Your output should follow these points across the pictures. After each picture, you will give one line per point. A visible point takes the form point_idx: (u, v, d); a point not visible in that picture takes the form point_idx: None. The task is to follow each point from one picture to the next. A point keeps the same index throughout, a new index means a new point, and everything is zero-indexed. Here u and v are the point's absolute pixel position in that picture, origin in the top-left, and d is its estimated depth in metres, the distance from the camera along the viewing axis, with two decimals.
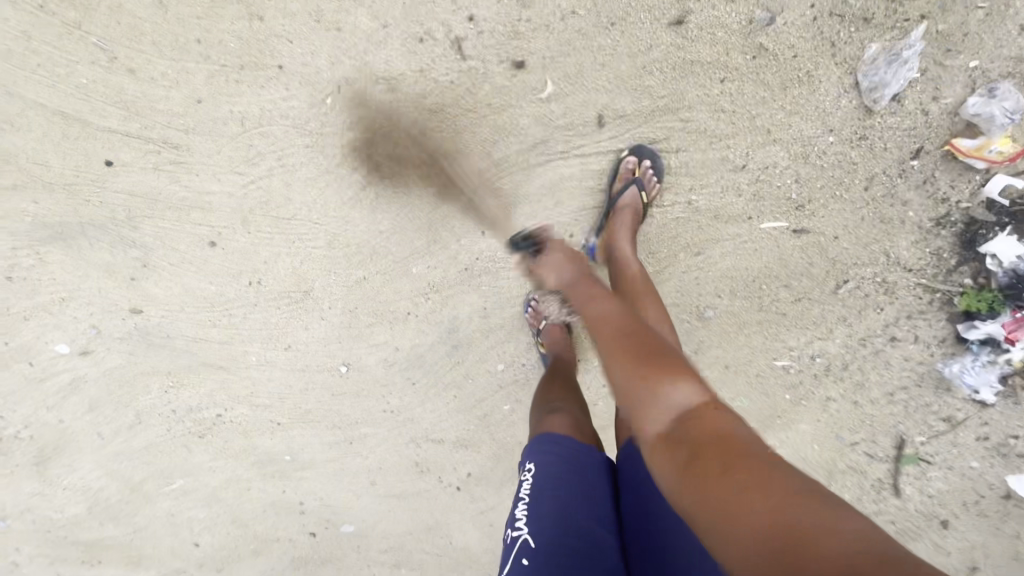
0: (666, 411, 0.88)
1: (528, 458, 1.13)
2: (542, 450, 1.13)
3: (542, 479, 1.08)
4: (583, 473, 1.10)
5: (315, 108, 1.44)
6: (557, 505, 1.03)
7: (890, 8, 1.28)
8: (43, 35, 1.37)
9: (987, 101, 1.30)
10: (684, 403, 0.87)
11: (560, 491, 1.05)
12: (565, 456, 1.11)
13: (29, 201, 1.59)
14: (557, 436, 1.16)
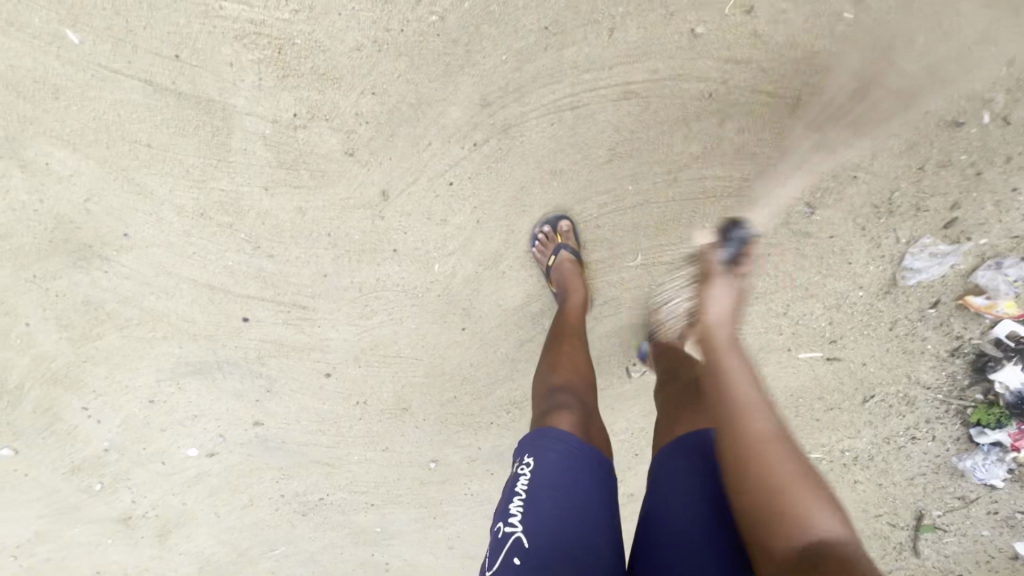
0: (804, 521, 0.80)
1: (528, 451, 1.11)
2: (545, 444, 1.11)
3: (541, 477, 1.06)
4: (577, 478, 1.06)
5: (421, 278, 1.70)
6: (554, 510, 1.02)
7: (916, 200, 1.50)
8: (199, 231, 1.63)
9: (995, 273, 1.56)
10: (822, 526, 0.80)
11: (558, 499, 1.03)
12: (567, 456, 1.08)
13: (176, 346, 1.88)
14: (560, 430, 1.12)
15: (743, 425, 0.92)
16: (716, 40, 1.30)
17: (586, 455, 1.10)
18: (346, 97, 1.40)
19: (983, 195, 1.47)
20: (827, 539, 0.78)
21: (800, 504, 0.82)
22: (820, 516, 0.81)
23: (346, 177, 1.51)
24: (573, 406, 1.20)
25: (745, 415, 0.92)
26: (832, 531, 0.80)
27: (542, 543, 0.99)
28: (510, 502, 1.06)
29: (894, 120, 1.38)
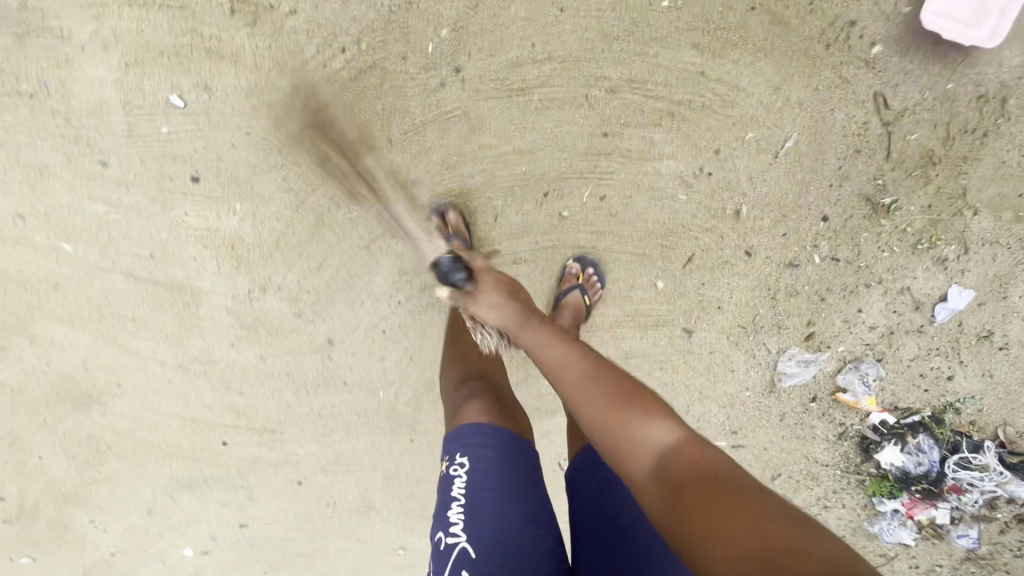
0: (643, 448, 0.91)
1: (461, 453, 1.28)
2: (472, 443, 1.29)
3: (477, 472, 1.24)
4: (505, 463, 1.26)
5: (369, 402, 1.98)
6: (493, 506, 1.18)
7: (776, 319, 1.77)
8: (179, 375, 1.91)
9: (855, 374, 1.83)
10: (655, 438, 0.91)
11: (497, 492, 1.20)
12: (496, 451, 1.28)
13: (167, 466, 2.17)
14: (484, 426, 1.32)
15: (581, 406, 1.03)
16: (583, 220, 1.57)
17: (512, 446, 1.30)
18: (290, 274, 1.70)
19: (831, 313, 1.74)
20: (664, 449, 0.89)
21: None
22: (651, 433, 0.92)
23: (297, 331, 1.81)
24: (485, 399, 1.42)
25: (562, 378, 1.10)
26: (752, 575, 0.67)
27: (491, 534, 1.15)
28: (450, 510, 1.21)
29: (742, 265, 1.66)
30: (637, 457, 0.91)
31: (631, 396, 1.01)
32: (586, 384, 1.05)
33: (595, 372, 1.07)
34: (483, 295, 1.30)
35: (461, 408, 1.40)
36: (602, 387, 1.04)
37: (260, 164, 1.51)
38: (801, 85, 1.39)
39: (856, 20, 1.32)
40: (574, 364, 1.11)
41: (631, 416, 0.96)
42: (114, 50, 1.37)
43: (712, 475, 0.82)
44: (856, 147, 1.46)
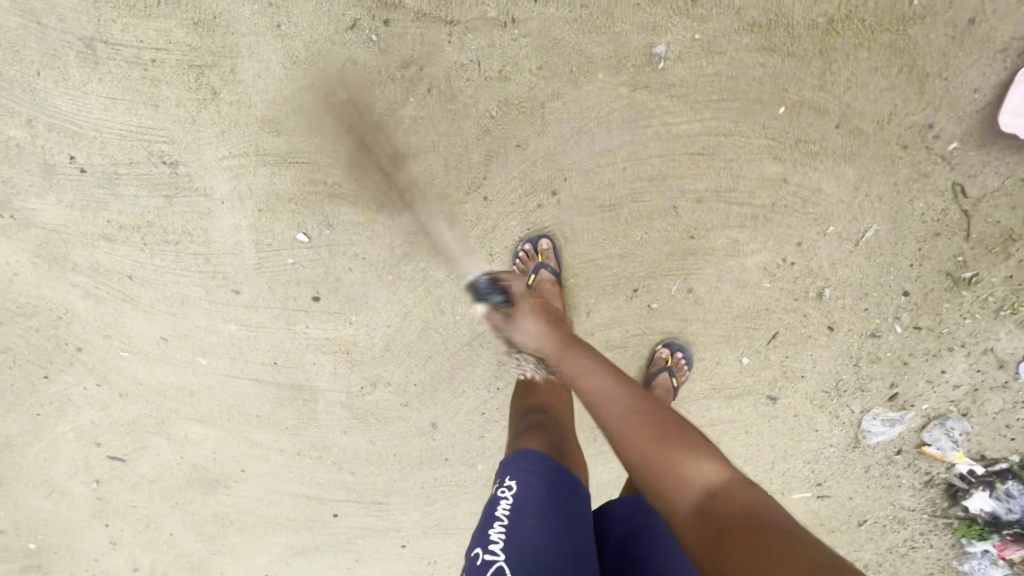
0: (689, 487, 0.85)
1: (508, 475, 1.14)
2: (523, 465, 1.15)
3: (522, 499, 1.08)
4: (557, 494, 1.11)
5: (468, 474, 2.09)
6: (538, 533, 1.03)
7: (858, 382, 1.84)
8: (299, 463, 2.08)
9: (941, 429, 1.89)
10: (700, 476, 0.85)
11: (540, 518, 1.05)
12: (547, 478, 1.13)
13: (282, 535, 2.21)
14: (537, 454, 1.18)
15: (620, 429, 1.00)
16: (670, 310, 1.66)
17: (563, 478, 1.15)
18: (398, 370, 1.85)
19: (914, 374, 1.80)
20: (713, 486, 0.83)
21: (685, 471, 0.87)
22: (693, 468, 0.87)
23: (404, 416, 1.96)
24: (546, 436, 1.27)
25: (598, 409, 1.07)
26: (714, 478, 0.85)
27: (530, 558, 0.99)
28: (490, 528, 1.06)
29: (824, 338, 1.73)
30: (681, 492, 0.85)
31: (679, 431, 0.96)
32: (620, 405, 1.04)
33: (648, 411, 1.02)
34: (582, 360, 1.21)
35: (518, 439, 1.27)
36: (665, 431, 0.96)
37: (374, 281, 1.67)
38: (881, 182, 1.46)
39: (934, 122, 1.37)
40: (619, 390, 1.09)
41: (676, 446, 0.91)
42: (248, 200, 1.52)
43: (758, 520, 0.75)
44: (935, 232, 1.53)
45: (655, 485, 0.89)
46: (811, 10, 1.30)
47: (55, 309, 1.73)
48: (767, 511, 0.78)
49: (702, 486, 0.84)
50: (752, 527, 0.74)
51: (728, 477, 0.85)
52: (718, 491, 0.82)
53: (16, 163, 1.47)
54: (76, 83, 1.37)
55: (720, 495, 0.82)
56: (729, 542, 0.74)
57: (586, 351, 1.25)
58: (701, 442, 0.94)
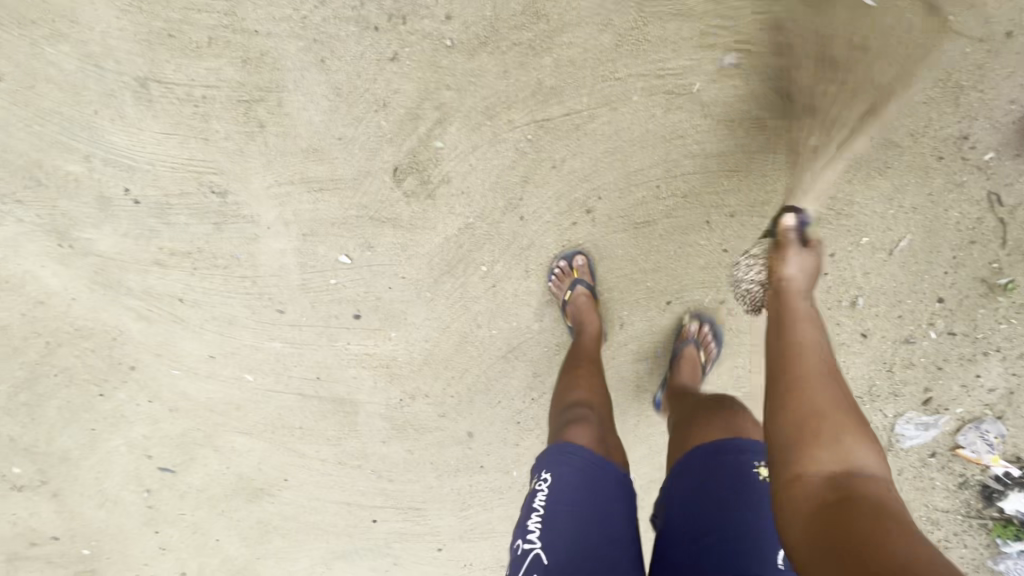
0: (842, 457, 0.86)
1: (545, 468, 1.16)
2: (559, 457, 1.16)
3: (558, 492, 1.11)
4: (592, 481, 1.13)
5: (502, 481, 2.13)
6: (574, 524, 1.07)
7: (892, 387, 1.85)
8: (339, 472, 2.13)
9: (976, 432, 1.88)
10: (866, 462, 0.85)
11: (575, 509, 1.09)
12: (581, 470, 1.14)
13: (324, 540, 2.23)
14: (574, 445, 1.18)
15: (793, 373, 0.98)
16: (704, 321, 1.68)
17: (598, 468, 1.15)
18: (435, 383, 1.90)
19: (949, 378, 1.81)
20: (868, 477, 0.84)
21: (844, 445, 0.87)
22: (863, 452, 0.86)
23: (440, 426, 2.01)
24: (587, 422, 1.26)
25: (799, 338, 1.04)
26: (871, 469, 0.85)
27: (564, 549, 1.04)
28: (527, 519, 1.11)
29: (857, 344, 1.75)
30: (833, 457, 0.86)
31: (854, 413, 0.93)
32: (816, 349, 1.02)
33: (836, 372, 1.00)
34: (796, 255, 1.18)
35: (557, 426, 1.28)
36: (844, 402, 0.93)
37: (412, 299, 1.72)
38: (915, 193, 1.47)
39: (969, 134, 1.38)
40: (821, 348, 1.04)
41: (849, 424, 0.90)
42: (292, 225, 1.58)
43: (901, 521, 0.76)
44: (970, 240, 1.53)
45: (796, 433, 0.90)
46: (851, 26, 1.28)
47: (109, 330, 1.81)
48: (904, 514, 0.78)
49: (859, 465, 0.84)
50: (892, 515, 0.76)
51: (883, 478, 0.85)
52: (867, 480, 0.83)
53: (74, 196, 1.54)
54: (131, 120, 1.43)
55: (867, 482, 0.83)
56: (862, 513, 0.76)
57: (804, 291, 1.14)
58: (867, 434, 0.92)
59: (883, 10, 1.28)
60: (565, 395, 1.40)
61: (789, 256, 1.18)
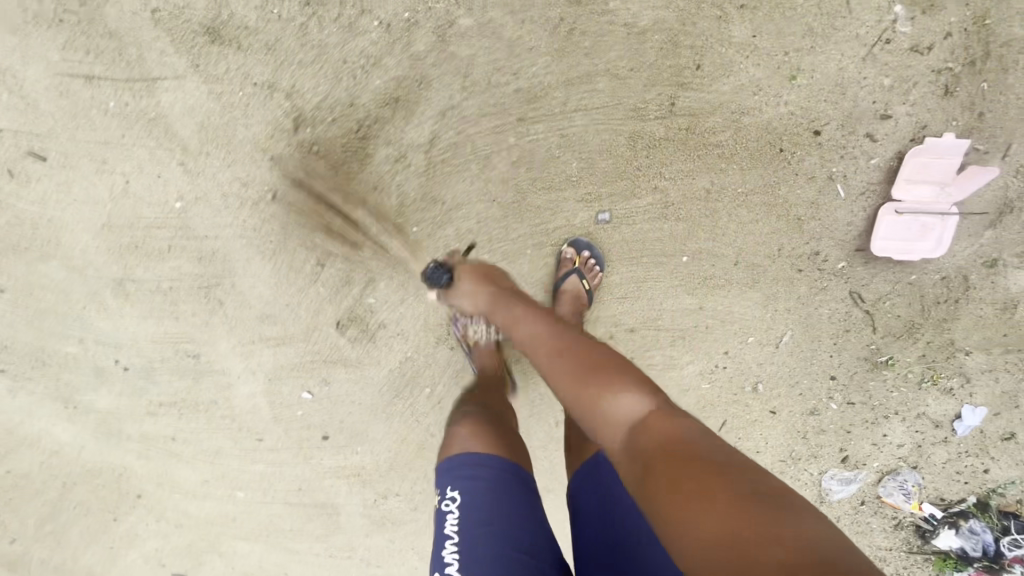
0: (615, 424, 0.88)
1: (451, 485, 1.14)
2: (465, 477, 1.14)
3: (471, 505, 1.10)
4: (503, 494, 1.11)
5: None
6: (491, 542, 1.05)
7: (812, 450, 2.01)
8: (332, 563, 2.26)
9: (893, 480, 2.05)
10: (626, 410, 0.88)
11: (492, 527, 1.06)
12: (492, 478, 1.14)
13: None
14: (476, 457, 1.17)
15: (553, 379, 1.01)
16: None
17: (508, 473, 1.15)
18: (404, 482, 2.12)
19: (860, 438, 1.99)
20: (638, 420, 0.85)
21: (606, 407, 0.89)
22: (621, 400, 0.89)
23: (414, 519, 2.20)
24: (485, 430, 1.25)
25: (532, 354, 1.09)
26: (638, 411, 0.87)
27: (484, 559, 1.03)
28: (444, 549, 1.08)
29: (770, 419, 1.93)
30: (614, 430, 0.88)
31: (603, 369, 0.96)
32: (537, 340, 1.10)
33: (571, 345, 1.04)
34: (465, 283, 1.36)
35: (454, 439, 1.25)
36: (586, 368, 0.97)
37: (371, 418, 1.96)
38: (787, 298, 1.68)
39: (820, 250, 1.58)
40: (547, 339, 1.08)
41: (598, 384, 0.93)
42: (258, 371, 1.83)
43: (677, 447, 0.78)
44: (844, 328, 1.74)
45: (588, 425, 0.92)
46: (689, 189, 1.49)
47: (116, 468, 2.07)
48: (683, 434, 0.80)
49: (630, 417, 0.86)
50: (671, 457, 0.77)
51: (647, 406, 0.87)
52: (642, 423, 0.85)
53: (74, 369, 1.82)
54: (113, 311, 1.70)
55: (643, 424, 0.84)
56: (652, 468, 0.77)
57: (496, 306, 1.25)
58: (622, 371, 0.95)
59: (716, 171, 1.46)
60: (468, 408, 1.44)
61: (459, 286, 1.38)
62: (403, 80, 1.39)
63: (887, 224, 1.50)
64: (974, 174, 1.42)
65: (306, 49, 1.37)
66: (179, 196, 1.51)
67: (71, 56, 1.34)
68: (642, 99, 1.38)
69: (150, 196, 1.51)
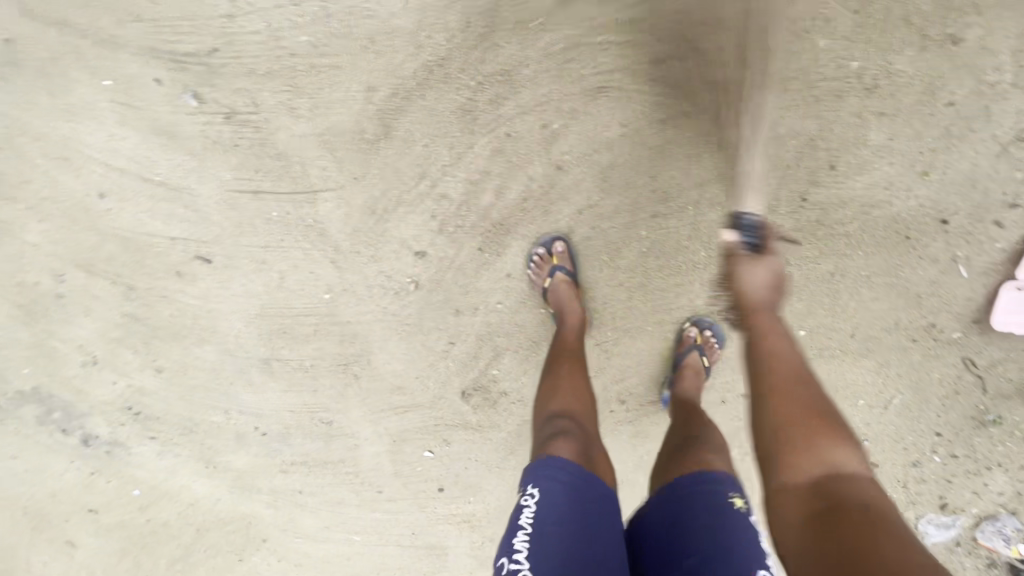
0: (822, 462, 0.92)
1: (531, 481, 1.07)
2: (547, 473, 1.07)
3: (544, 510, 1.02)
4: (582, 502, 1.04)
5: None
6: (562, 543, 0.97)
7: (915, 497, 2.02)
8: None
9: (992, 525, 2.00)
10: (845, 460, 0.92)
11: (566, 528, 0.99)
12: (570, 486, 1.06)
13: None
14: (561, 460, 1.09)
15: (774, 397, 1.02)
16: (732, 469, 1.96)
17: (587, 484, 1.07)
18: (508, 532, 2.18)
19: (965, 489, 1.99)
20: (851, 475, 0.90)
21: (824, 447, 0.93)
22: (840, 453, 0.93)
23: None
24: (575, 438, 1.17)
25: (767, 355, 1.09)
26: (852, 468, 0.91)
27: (555, 568, 0.95)
28: (513, 537, 1.01)
29: (873, 471, 1.98)
30: (812, 468, 0.92)
31: (830, 418, 0.99)
32: (788, 351, 1.09)
33: (807, 377, 1.05)
34: (753, 267, 1.17)
35: (538, 440, 1.19)
36: (820, 410, 1.00)
37: (481, 475, 2.03)
38: (900, 365, 1.72)
39: (936, 323, 1.63)
40: (791, 360, 1.07)
41: (818, 428, 0.96)
42: (385, 434, 1.96)
43: (886, 523, 0.81)
44: (954, 390, 1.78)
45: (788, 448, 0.96)
46: (813, 272, 1.54)
47: (247, 516, 2.12)
48: (891, 518, 0.83)
49: (840, 465, 0.90)
50: (867, 518, 0.82)
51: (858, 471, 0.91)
52: (849, 478, 0.89)
53: (217, 435, 1.97)
54: (258, 385, 1.83)
55: (854, 485, 0.88)
56: (847, 520, 0.82)
57: (766, 304, 1.15)
58: (846, 433, 0.97)
59: (841, 257, 1.51)
60: (548, 403, 1.32)
61: (742, 257, 1.19)
62: (545, 186, 1.45)
63: (1008, 300, 1.54)
64: None
65: (456, 162, 1.42)
66: (328, 289, 1.62)
67: (243, 174, 1.43)
68: (775, 196, 1.42)
69: (302, 290, 1.63)
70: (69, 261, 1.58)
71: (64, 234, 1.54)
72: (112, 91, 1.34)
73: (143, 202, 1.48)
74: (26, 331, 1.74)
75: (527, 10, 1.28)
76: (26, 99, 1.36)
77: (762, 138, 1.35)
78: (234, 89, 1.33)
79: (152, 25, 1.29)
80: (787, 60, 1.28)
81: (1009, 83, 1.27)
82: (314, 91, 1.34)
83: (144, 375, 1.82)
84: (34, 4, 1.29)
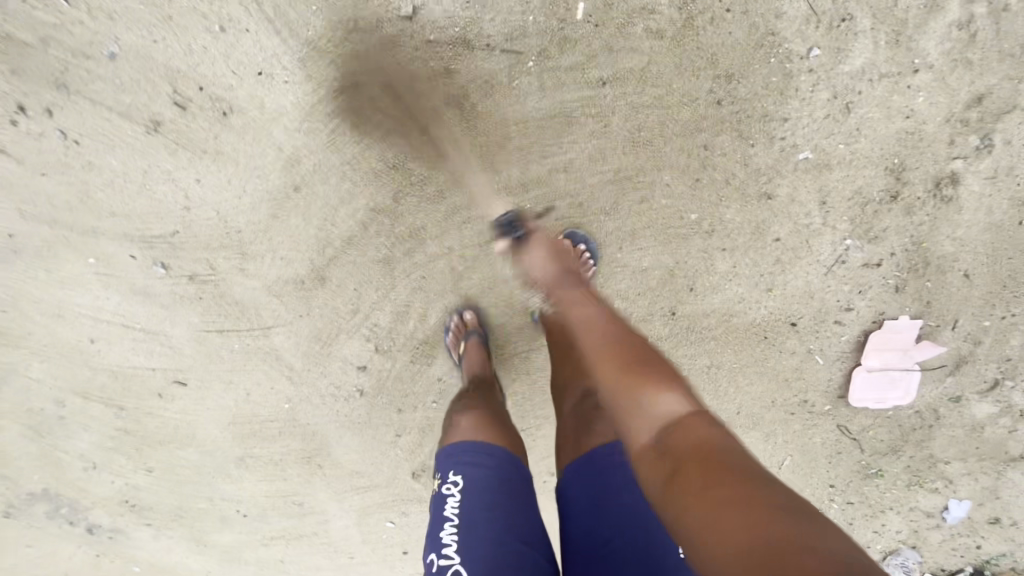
0: (649, 417, 0.93)
1: (455, 471, 1.18)
2: (468, 462, 1.19)
3: (471, 502, 1.13)
4: (504, 484, 1.16)
5: None
6: (487, 525, 1.09)
7: None
8: None
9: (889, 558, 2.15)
10: (660, 406, 0.94)
11: (492, 512, 1.11)
12: (493, 472, 1.17)
13: None
14: (479, 446, 1.22)
15: (598, 372, 1.08)
16: None
17: (507, 468, 1.19)
18: None
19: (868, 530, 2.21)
20: (672, 420, 0.91)
21: (646, 403, 0.95)
22: (658, 403, 0.94)
23: None
24: (482, 420, 1.31)
25: (585, 342, 1.17)
26: (674, 410, 0.92)
27: (482, 555, 1.05)
28: (443, 531, 1.12)
29: None
30: (646, 426, 0.93)
31: (643, 367, 1.02)
32: (586, 319, 1.24)
33: (620, 341, 1.12)
34: (531, 254, 1.46)
35: (455, 426, 1.31)
36: (625, 367, 1.04)
37: None
38: (787, 434, 1.96)
39: (808, 398, 1.88)
40: (606, 327, 1.18)
41: (635, 385, 0.98)
42: (351, 510, 2.20)
43: (717, 449, 0.83)
44: (838, 450, 1.99)
45: (622, 418, 0.98)
46: (694, 367, 1.80)
47: None
48: (720, 443, 0.85)
49: (666, 417, 0.92)
50: (701, 451, 0.83)
51: (688, 410, 0.92)
52: (677, 421, 0.90)
53: (201, 520, 2.22)
54: (234, 476, 2.11)
55: (677, 428, 0.89)
56: (682, 465, 0.82)
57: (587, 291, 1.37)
58: (663, 376, 1.00)
59: (714, 354, 1.78)
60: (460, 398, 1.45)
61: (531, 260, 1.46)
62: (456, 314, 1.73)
63: (861, 381, 1.81)
64: (927, 347, 1.75)
65: (382, 299, 1.71)
66: (288, 399, 1.91)
67: (208, 318, 1.73)
68: (648, 311, 1.69)
69: (266, 400, 1.92)
70: (68, 391, 1.88)
71: (62, 371, 1.83)
72: (96, 266, 1.64)
73: (127, 343, 1.77)
74: (33, 445, 2.03)
75: (425, 189, 1.56)
76: (25, 275, 1.66)
77: (629, 271, 1.64)
78: (193, 258, 1.63)
79: (128, 217, 1.58)
80: (640, 214, 1.57)
81: (820, 224, 1.57)
82: (259, 254, 1.63)
83: (137, 474, 2.10)
84: (29, 208, 1.57)
